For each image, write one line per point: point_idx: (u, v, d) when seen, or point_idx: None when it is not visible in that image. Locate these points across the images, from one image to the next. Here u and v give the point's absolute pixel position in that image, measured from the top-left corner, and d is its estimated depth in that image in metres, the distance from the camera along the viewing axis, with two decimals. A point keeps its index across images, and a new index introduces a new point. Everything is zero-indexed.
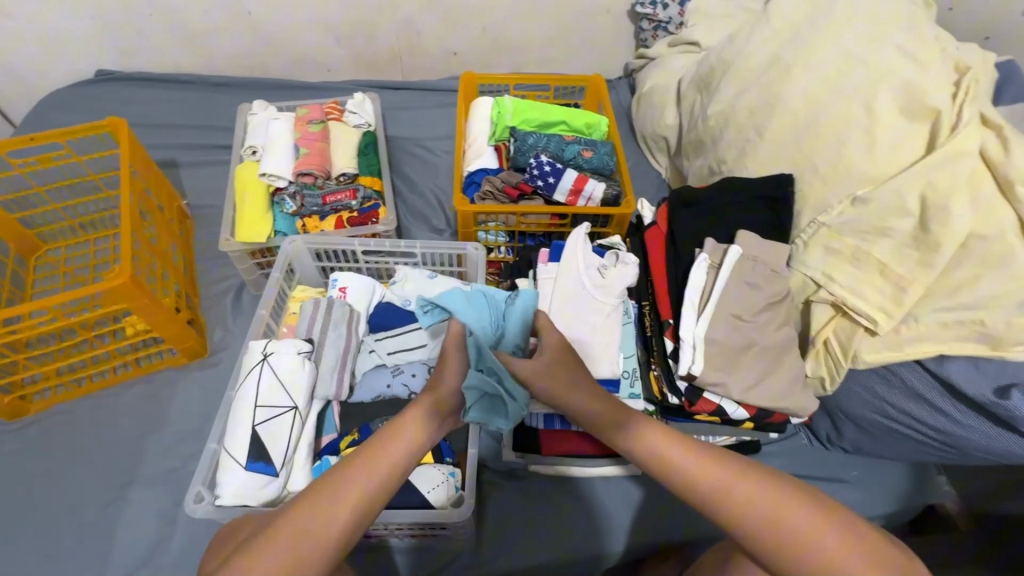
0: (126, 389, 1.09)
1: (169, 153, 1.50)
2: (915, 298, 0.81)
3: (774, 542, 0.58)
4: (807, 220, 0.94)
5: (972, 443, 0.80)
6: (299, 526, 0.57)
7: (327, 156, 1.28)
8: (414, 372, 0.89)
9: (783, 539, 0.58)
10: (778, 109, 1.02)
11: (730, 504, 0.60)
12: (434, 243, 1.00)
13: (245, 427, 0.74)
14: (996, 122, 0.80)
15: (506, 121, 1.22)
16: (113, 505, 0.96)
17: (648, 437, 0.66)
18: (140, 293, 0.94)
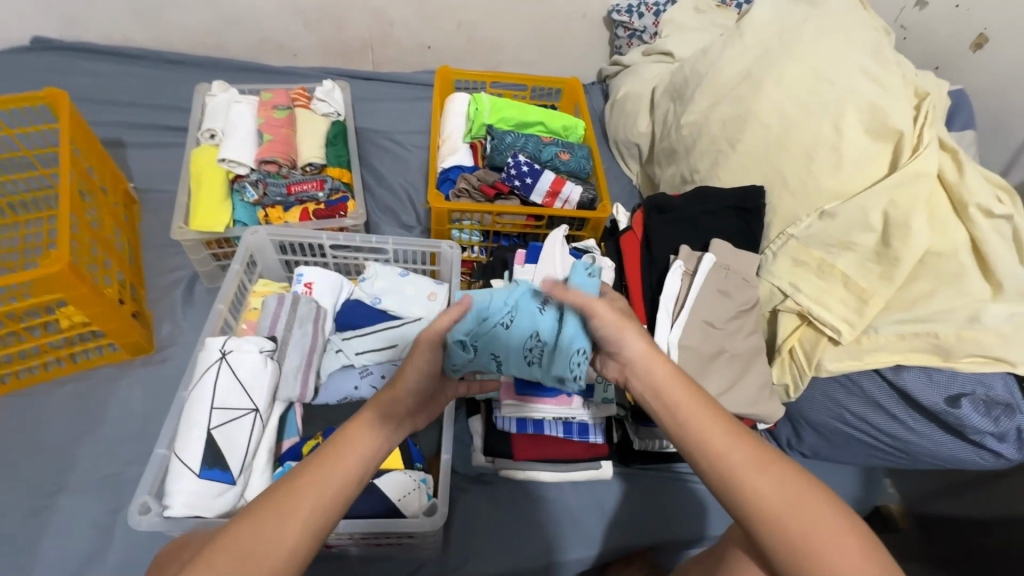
0: (57, 387, 0.99)
1: (114, 132, 1.38)
2: (876, 309, 0.85)
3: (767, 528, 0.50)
4: (776, 231, 0.97)
5: (924, 448, 0.85)
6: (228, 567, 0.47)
7: (293, 144, 1.21)
8: (383, 373, 0.88)
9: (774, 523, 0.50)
10: (751, 122, 1.05)
11: (759, 506, 0.50)
12: (407, 240, 0.96)
13: (199, 432, 0.68)
14: (952, 147, 0.85)
15: (483, 118, 1.20)
16: (39, 515, 0.87)
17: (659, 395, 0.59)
18: (78, 282, 0.86)
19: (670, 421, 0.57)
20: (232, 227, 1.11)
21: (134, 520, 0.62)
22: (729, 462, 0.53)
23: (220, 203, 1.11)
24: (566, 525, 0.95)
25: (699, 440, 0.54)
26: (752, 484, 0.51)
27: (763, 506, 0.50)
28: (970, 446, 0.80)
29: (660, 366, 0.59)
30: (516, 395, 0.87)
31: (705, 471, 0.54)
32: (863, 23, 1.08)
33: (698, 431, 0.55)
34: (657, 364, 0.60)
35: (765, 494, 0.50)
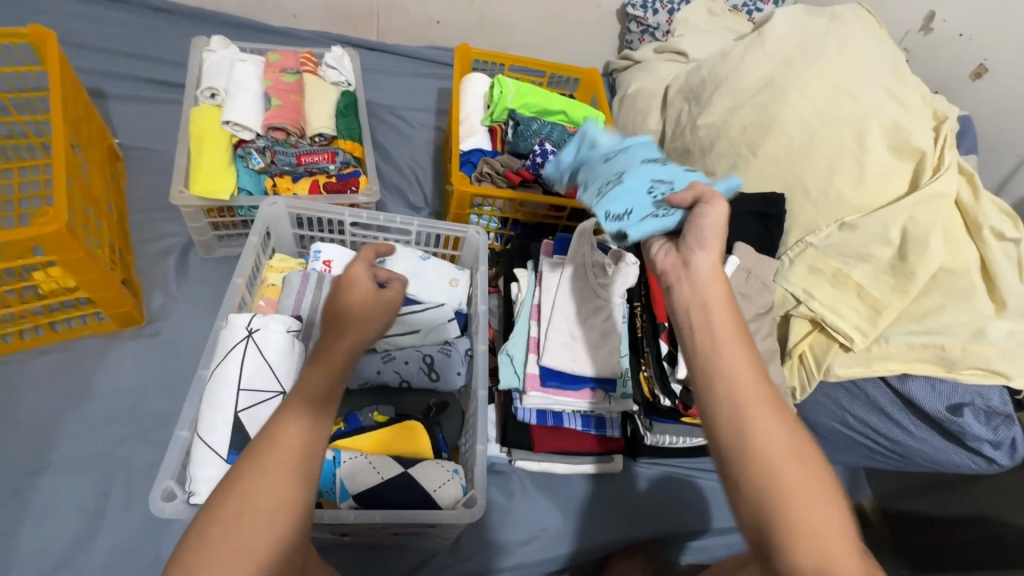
0: (37, 357, 0.91)
1: (94, 82, 1.26)
2: (888, 319, 0.89)
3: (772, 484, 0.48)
4: (794, 239, 0.99)
5: (920, 453, 0.90)
6: (215, 535, 0.43)
7: (302, 112, 1.14)
8: (408, 359, 0.84)
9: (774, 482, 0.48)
10: (773, 129, 1.07)
11: (765, 457, 0.48)
12: (433, 222, 0.93)
13: (226, 414, 0.64)
14: (969, 172, 0.93)
15: (507, 102, 1.16)
16: (18, 496, 0.80)
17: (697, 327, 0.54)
18: (75, 245, 0.79)
19: (703, 342, 0.53)
20: (236, 195, 1.04)
21: (158, 507, 0.58)
22: (748, 402, 0.51)
23: (224, 168, 1.04)
24: (575, 516, 0.96)
25: (731, 373, 0.51)
26: (762, 434, 0.48)
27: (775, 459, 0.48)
28: (965, 452, 0.86)
29: (716, 287, 0.56)
30: (542, 387, 0.86)
31: (725, 399, 0.51)
32: (882, 42, 1.12)
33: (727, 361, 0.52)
34: (716, 283, 0.56)
35: (773, 439, 0.49)
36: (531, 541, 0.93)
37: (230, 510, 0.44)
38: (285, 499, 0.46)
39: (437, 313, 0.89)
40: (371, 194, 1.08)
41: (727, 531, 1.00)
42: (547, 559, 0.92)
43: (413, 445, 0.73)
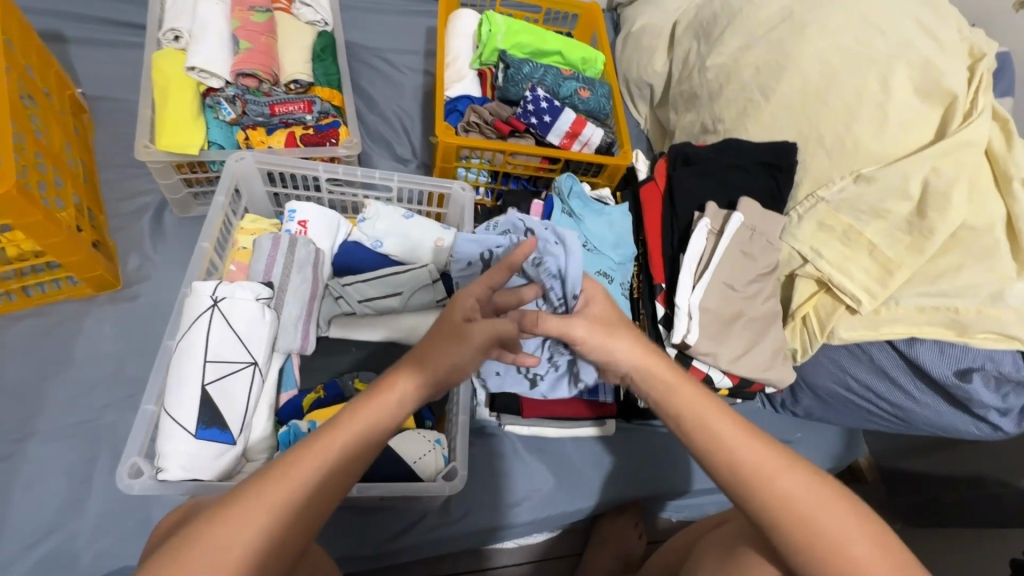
0: (14, 323, 0.89)
1: (51, 23, 1.16)
2: (900, 281, 0.83)
3: (796, 516, 0.52)
4: (806, 193, 0.92)
5: (922, 417, 0.88)
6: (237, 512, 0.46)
7: (275, 56, 1.05)
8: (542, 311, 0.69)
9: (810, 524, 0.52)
10: (789, 69, 0.97)
11: (793, 512, 0.52)
12: (416, 177, 0.87)
13: (192, 388, 0.61)
14: (1004, 116, 0.85)
15: (496, 42, 1.06)
16: (6, 462, 0.80)
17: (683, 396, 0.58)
18: (29, 207, 0.74)
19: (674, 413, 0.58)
20: (207, 149, 0.98)
21: (125, 484, 0.57)
22: (761, 472, 0.54)
23: (193, 120, 0.97)
24: (566, 477, 0.96)
25: (718, 443, 0.56)
26: (779, 488, 0.53)
27: (812, 517, 0.52)
28: (968, 418, 0.84)
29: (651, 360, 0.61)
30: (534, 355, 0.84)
31: (737, 480, 0.54)
32: None
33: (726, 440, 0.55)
34: (654, 365, 0.61)
35: (794, 494, 0.53)
36: (523, 503, 0.93)
37: (254, 511, 0.46)
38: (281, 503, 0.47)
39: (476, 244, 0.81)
40: (351, 147, 1.01)
41: (713, 491, 1.01)
42: (538, 519, 0.93)
43: None
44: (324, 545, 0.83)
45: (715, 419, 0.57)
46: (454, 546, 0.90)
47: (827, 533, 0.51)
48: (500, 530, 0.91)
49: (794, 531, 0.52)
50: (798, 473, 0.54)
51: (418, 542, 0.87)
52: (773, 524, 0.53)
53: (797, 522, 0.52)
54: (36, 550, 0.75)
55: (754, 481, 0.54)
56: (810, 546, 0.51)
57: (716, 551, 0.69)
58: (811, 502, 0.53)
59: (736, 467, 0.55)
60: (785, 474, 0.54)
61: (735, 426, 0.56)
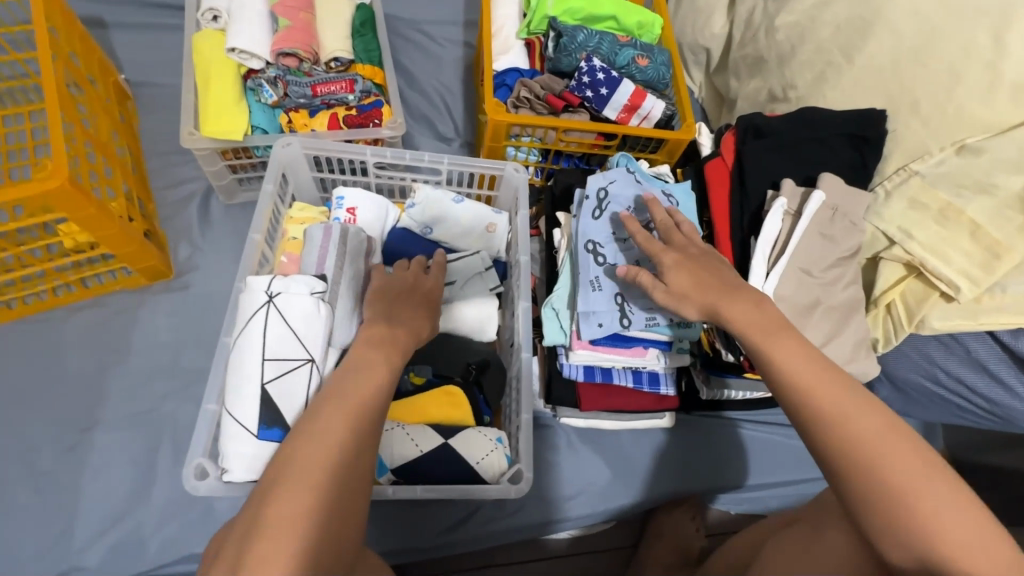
0: (73, 314, 0.90)
1: (90, 8, 1.14)
2: (1008, 266, 0.74)
3: (871, 470, 0.51)
4: (894, 166, 0.84)
5: (1023, 416, 0.80)
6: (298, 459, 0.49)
7: (314, 33, 1.00)
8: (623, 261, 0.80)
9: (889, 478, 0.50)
10: (879, 26, 0.87)
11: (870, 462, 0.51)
12: (467, 159, 0.82)
13: (252, 386, 0.60)
14: None
15: (546, 8, 0.99)
16: (75, 451, 0.82)
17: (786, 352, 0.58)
18: (84, 201, 0.73)
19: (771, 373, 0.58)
20: (250, 134, 0.95)
21: (192, 486, 0.57)
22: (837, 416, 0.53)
23: (235, 104, 0.94)
24: (623, 469, 0.93)
25: (800, 395, 0.56)
26: (857, 429, 0.52)
27: (875, 460, 0.51)
28: None
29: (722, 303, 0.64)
30: (592, 346, 0.79)
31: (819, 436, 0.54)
32: None
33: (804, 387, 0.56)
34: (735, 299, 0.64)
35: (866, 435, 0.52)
36: (578, 496, 0.91)
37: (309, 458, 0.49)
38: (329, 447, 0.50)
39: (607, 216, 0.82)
40: (396, 127, 0.97)
41: (776, 485, 0.96)
42: (595, 512, 0.91)
43: (454, 413, 0.69)
44: (380, 536, 0.82)
45: (781, 350, 0.59)
46: (509, 538, 0.88)
47: (880, 467, 0.50)
48: (556, 523, 0.89)
49: (861, 471, 0.51)
50: (873, 420, 0.53)
51: (473, 535, 0.86)
52: (836, 467, 0.53)
53: (863, 469, 0.51)
54: (110, 535, 0.78)
55: (829, 417, 0.54)
56: (876, 479, 0.50)
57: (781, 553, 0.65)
58: (886, 448, 0.51)
59: (804, 399, 0.55)
60: (853, 416, 0.53)
61: (809, 367, 0.57)
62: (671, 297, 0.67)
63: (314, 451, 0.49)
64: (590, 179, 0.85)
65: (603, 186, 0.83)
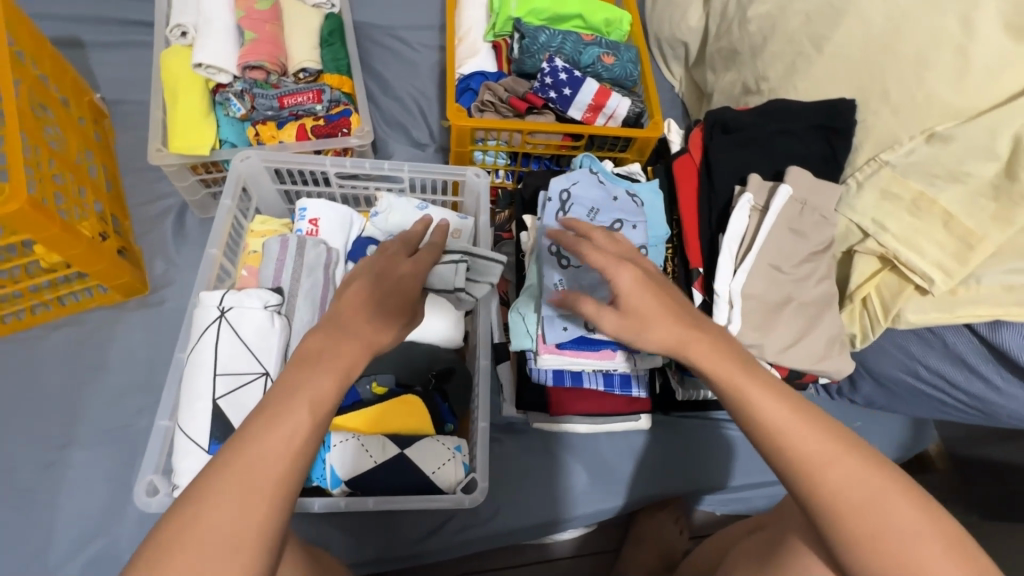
0: (51, 332, 0.91)
1: (68, 29, 1.15)
2: (982, 256, 0.71)
3: (858, 523, 0.46)
4: (866, 157, 0.82)
5: (1005, 409, 0.78)
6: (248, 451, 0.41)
7: (281, 45, 1.00)
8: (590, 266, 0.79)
9: (874, 529, 0.46)
10: (847, 13, 0.84)
11: (852, 510, 0.47)
12: (427, 166, 0.81)
13: (203, 402, 0.60)
14: None
15: (510, 10, 0.98)
16: (52, 468, 0.83)
17: (755, 398, 0.50)
18: (46, 221, 0.74)
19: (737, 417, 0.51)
20: (219, 148, 0.96)
21: (143, 503, 0.57)
22: (811, 464, 0.48)
23: (203, 119, 0.95)
24: (600, 473, 0.92)
25: (773, 442, 0.49)
26: (834, 474, 0.47)
27: (865, 510, 0.46)
28: None
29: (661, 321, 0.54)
30: (558, 351, 0.78)
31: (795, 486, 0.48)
32: None
33: (777, 432, 0.49)
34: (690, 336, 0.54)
35: (843, 483, 0.47)
36: (554, 502, 0.90)
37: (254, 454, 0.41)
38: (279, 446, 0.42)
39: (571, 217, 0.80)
40: (363, 136, 0.97)
41: (759, 485, 0.95)
42: (572, 518, 0.90)
43: (413, 423, 0.68)
44: (353, 547, 0.82)
45: (756, 394, 0.50)
46: (484, 545, 0.88)
47: (859, 513, 0.46)
48: (531, 529, 0.88)
49: (857, 525, 0.46)
50: (857, 466, 0.48)
51: (447, 543, 0.85)
52: (821, 519, 0.48)
53: (847, 520, 0.47)
54: (85, 551, 0.79)
55: (803, 467, 0.48)
56: (860, 528, 0.46)
57: (747, 559, 0.64)
58: (866, 493, 0.47)
59: (784, 452, 0.48)
60: (831, 464, 0.47)
61: (787, 410, 0.49)
62: (625, 326, 0.55)
63: (256, 453, 0.41)
64: (553, 181, 0.83)
65: (564, 188, 0.82)
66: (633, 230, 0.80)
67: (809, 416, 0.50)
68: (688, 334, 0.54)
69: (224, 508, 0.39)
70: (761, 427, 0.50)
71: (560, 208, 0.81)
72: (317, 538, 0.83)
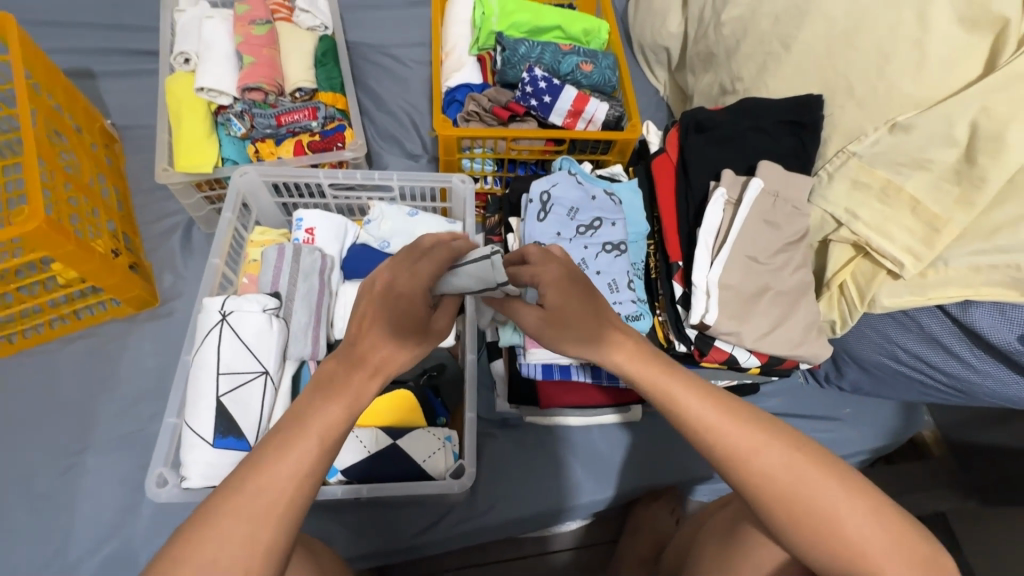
0: (67, 345, 0.96)
1: (80, 61, 1.23)
2: (948, 239, 0.74)
3: (788, 503, 0.49)
4: (835, 149, 0.85)
5: (983, 387, 0.80)
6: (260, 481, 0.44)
7: (278, 67, 1.06)
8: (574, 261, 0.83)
9: (803, 508, 0.49)
10: (812, 13, 0.88)
11: (783, 494, 0.49)
12: (414, 174, 0.86)
13: (208, 399, 0.64)
14: None
15: (492, 25, 1.04)
16: (70, 473, 0.88)
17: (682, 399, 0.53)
18: (61, 239, 0.79)
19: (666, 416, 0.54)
20: (221, 166, 1.01)
21: (153, 494, 0.62)
22: (743, 453, 0.50)
23: (206, 139, 1.00)
24: (592, 465, 0.95)
25: (706, 435, 0.51)
26: (765, 462, 0.50)
27: (798, 492, 0.49)
28: None
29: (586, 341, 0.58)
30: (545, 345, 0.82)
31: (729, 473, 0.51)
32: None
33: (709, 427, 0.51)
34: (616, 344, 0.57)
35: (774, 470, 0.50)
36: (548, 494, 0.93)
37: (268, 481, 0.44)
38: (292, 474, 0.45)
39: (554, 216, 0.85)
40: (356, 149, 1.02)
41: None
42: (566, 509, 0.92)
43: (405, 416, 0.72)
44: (354, 541, 0.86)
45: (685, 398, 0.53)
46: (481, 538, 0.91)
47: (791, 495, 0.49)
48: (527, 521, 0.91)
49: (790, 507, 0.49)
50: (784, 450, 0.50)
51: (445, 535, 0.89)
52: (756, 502, 0.50)
53: (780, 502, 0.49)
54: (101, 550, 0.83)
55: (735, 457, 0.50)
56: (792, 508, 0.49)
57: (720, 535, 0.67)
58: (795, 476, 0.49)
59: (716, 449, 0.51)
60: (762, 451, 0.50)
61: (710, 406, 0.52)
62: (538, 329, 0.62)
63: (269, 479, 0.44)
64: (534, 184, 0.89)
65: (546, 190, 0.87)
66: (612, 227, 0.85)
67: (738, 409, 0.52)
68: (626, 353, 0.56)
69: (235, 533, 0.43)
70: (690, 423, 0.52)
71: (543, 209, 0.86)
72: (320, 532, 0.87)
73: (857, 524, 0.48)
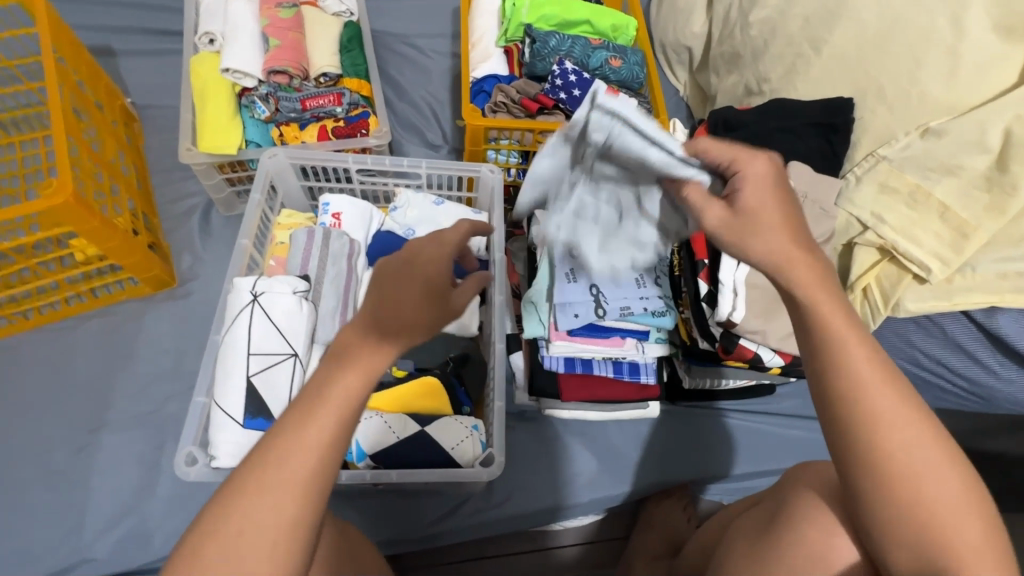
0: (83, 322, 0.95)
1: (101, 38, 1.21)
2: (976, 246, 0.74)
3: (908, 484, 0.50)
4: (864, 152, 0.85)
5: (1002, 393, 0.82)
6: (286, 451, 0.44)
7: (303, 51, 1.05)
8: None
9: (920, 494, 0.50)
10: (843, 16, 0.88)
11: (906, 474, 0.50)
12: (444, 163, 0.86)
13: (238, 379, 0.64)
14: None
15: (521, 16, 1.03)
16: (84, 451, 0.87)
17: (856, 363, 0.52)
18: (87, 214, 0.78)
19: (820, 369, 0.54)
20: (245, 148, 1.01)
21: (182, 472, 0.61)
22: (883, 423, 0.51)
23: (229, 121, 1.00)
24: (609, 459, 0.95)
25: (860, 395, 0.52)
26: (903, 439, 0.51)
27: (924, 482, 0.50)
28: None
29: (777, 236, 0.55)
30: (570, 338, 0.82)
31: (859, 438, 0.51)
32: None
33: (869, 391, 0.51)
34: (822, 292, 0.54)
35: (908, 449, 0.50)
36: (566, 486, 0.93)
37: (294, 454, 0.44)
38: (318, 449, 0.44)
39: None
40: (381, 136, 1.01)
41: (765, 473, 0.97)
42: (582, 503, 0.92)
43: (432, 403, 0.72)
44: (370, 528, 0.85)
45: (858, 360, 0.52)
46: (499, 528, 0.90)
47: (912, 477, 0.50)
48: (542, 514, 0.91)
49: (901, 486, 0.50)
50: (928, 442, 0.51)
51: (465, 523, 0.89)
52: (876, 475, 0.51)
53: (894, 480, 0.50)
54: (116, 529, 0.82)
55: (875, 425, 0.51)
56: (903, 490, 0.50)
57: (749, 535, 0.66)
58: (926, 463, 0.50)
59: (861, 409, 0.51)
60: (907, 428, 0.51)
61: (875, 372, 0.52)
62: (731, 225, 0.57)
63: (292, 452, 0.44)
64: None
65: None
66: None
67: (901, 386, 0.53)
68: (812, 281, 0.54)
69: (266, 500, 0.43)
70: (847, 385, 0.52)
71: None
72: (337, 517, 0.86)
73: (963, 530, 0.49)
